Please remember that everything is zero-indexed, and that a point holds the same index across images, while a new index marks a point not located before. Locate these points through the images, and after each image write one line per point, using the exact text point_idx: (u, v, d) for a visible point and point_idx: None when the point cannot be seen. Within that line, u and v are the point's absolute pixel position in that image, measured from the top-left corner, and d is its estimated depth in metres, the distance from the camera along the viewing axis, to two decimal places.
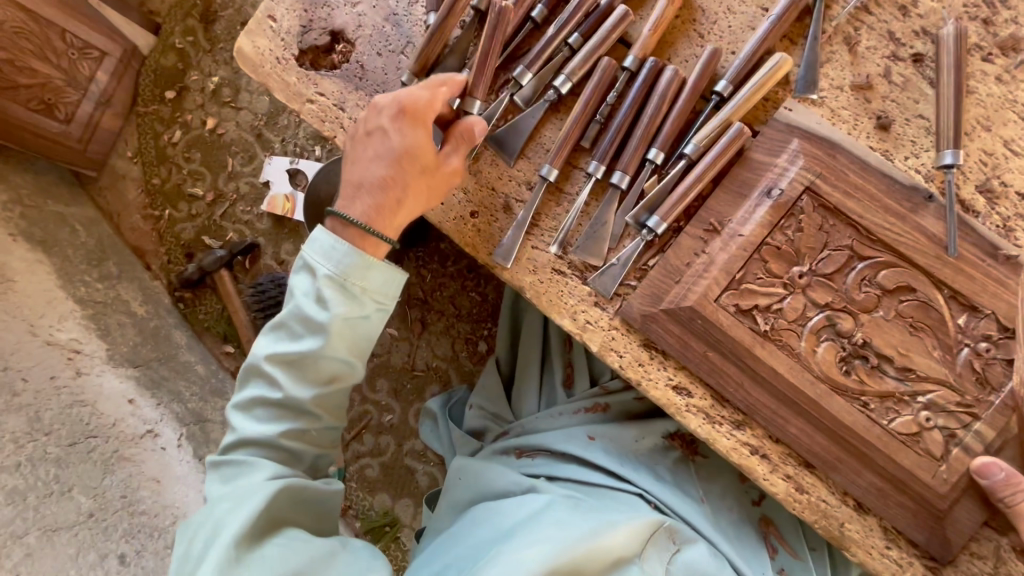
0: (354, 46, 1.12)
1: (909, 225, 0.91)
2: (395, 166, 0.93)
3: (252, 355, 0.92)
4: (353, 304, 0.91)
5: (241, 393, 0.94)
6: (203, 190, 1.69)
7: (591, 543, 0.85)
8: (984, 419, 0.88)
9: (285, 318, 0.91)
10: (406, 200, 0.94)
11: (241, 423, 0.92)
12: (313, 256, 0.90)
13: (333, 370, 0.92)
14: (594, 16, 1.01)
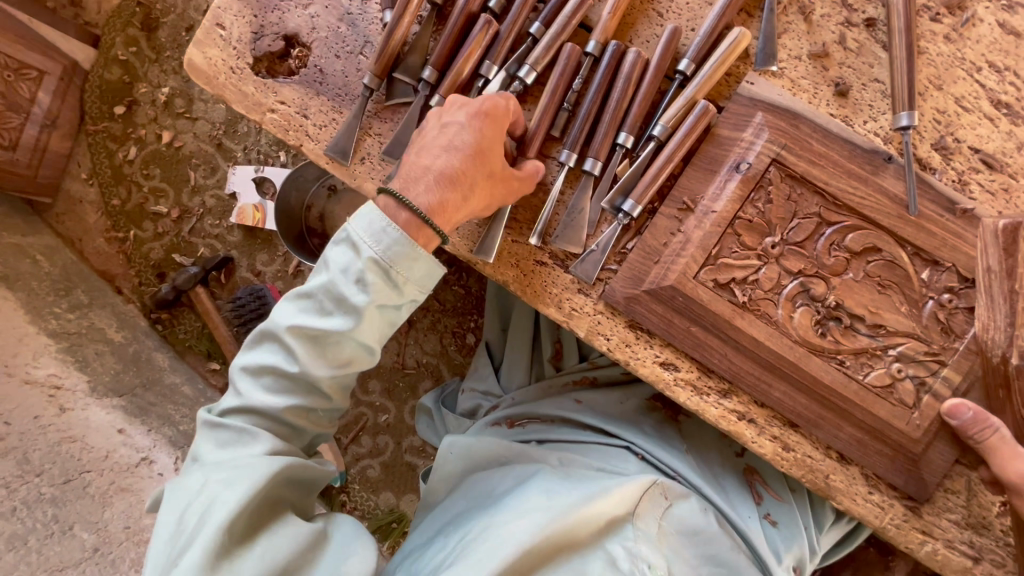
0: (310, 49, 1.09)
1: (871, 188, 0.95)
2: (466, 164, 0.91)
3: (274, 321, 0.89)
4: (391, 291, 0.88)
5: (247, 356, 0.93)
6: (167, 207, 1.64)
7: (583, 511, 0.88)
8: (951, 365, 0.93)
9: (316, 290, 0.87)
10: (469, 200, 0.92)
11: (242, 387, 0.91)
12: (359, 233, 0.86)
13: (354, 354, 0.90)
14: (554, 3, 1.00)
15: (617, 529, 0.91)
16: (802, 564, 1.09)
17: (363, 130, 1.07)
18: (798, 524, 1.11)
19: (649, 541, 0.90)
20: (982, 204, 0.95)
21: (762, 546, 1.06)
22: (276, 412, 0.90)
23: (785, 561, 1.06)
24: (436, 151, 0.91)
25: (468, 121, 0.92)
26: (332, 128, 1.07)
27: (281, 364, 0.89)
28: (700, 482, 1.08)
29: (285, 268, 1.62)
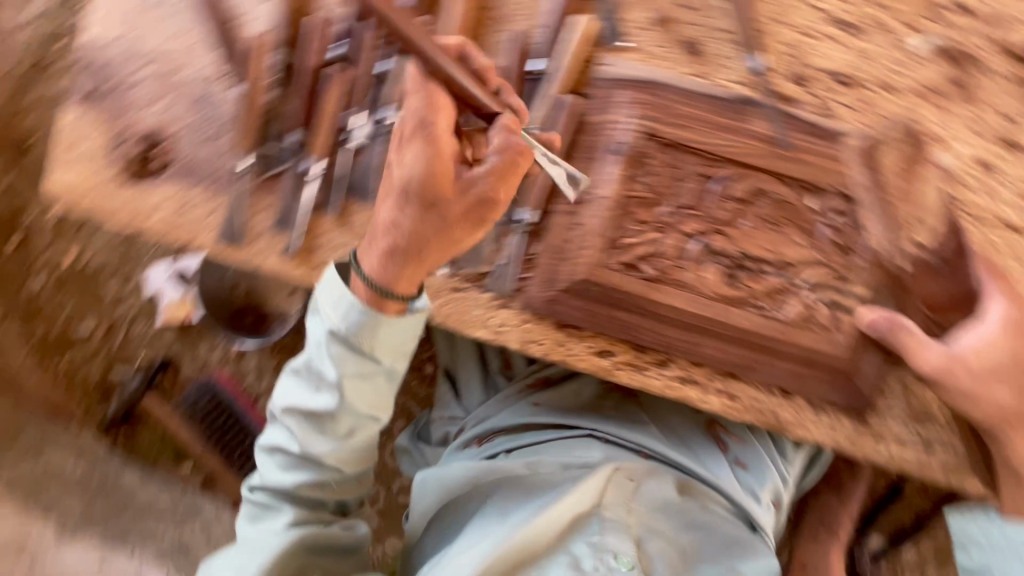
0: (173, 144, 1.05)
1: (742, 136, 0.97)
2: (423, 200, 0.82)
3: (276, 400, 0.97)
4: (367, 361, 0.90)
5: (264, 435, 1.02)
6: (93, 325, 1.60)
7: (535, 524, 0.94)
8: (859, 282, 0.97)
9: (304, 367, 0.93)
10: (449, 233, 0.85)
11: (261, 464, 1.01)
12: (325, 307, 0.89)
13: (346, 427, 0.94)
14: (396, 36, 0.99)
15: (582, 527, 0.97)
16: (780, 493, 1.23)
17: (249, 210, 1.05)
18: (766, 461, 1.24)
19: (618, 529, 0.97)
20: (847, 121, 0.97)
21: (735, 493, 1.18)
22: (286, 488, 0.97)
23: (763, 497, 1.20)
24: (387, 194, 0.86)
25: (402, 147, 0.83)
26: (217, 216, 1.05)
27: (286, 443, 0.96)
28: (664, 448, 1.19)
29: (228, 352, 1.60)
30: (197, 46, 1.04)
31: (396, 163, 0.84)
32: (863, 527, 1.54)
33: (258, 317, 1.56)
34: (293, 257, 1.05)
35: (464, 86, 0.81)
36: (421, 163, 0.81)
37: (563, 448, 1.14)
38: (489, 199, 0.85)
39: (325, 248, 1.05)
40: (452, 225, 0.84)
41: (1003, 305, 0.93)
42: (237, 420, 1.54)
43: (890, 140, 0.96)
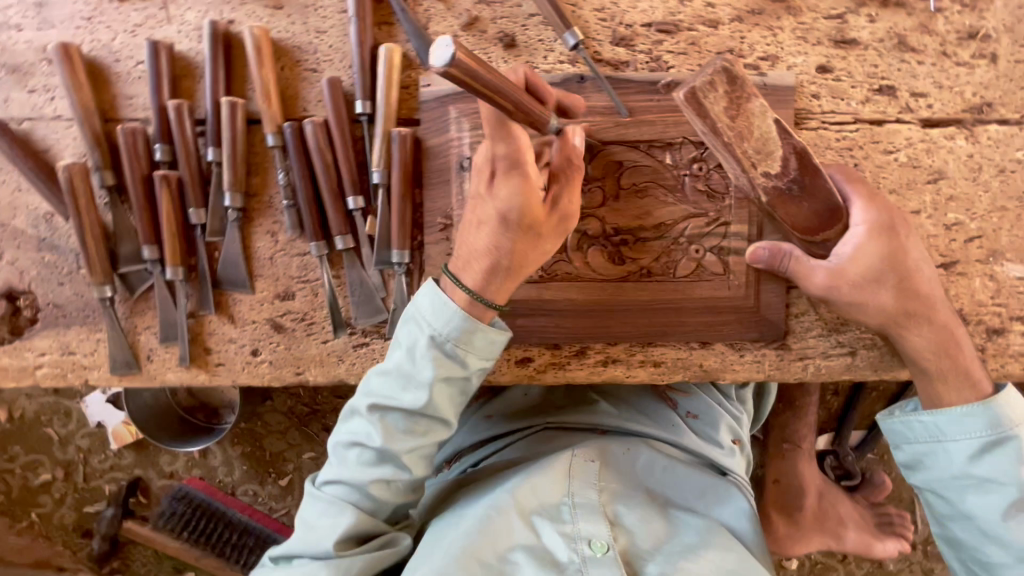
0: (33, 292, 1.03)
1: (581, 115, 0.95)
2: (502, 226, 0.80)
3: (366, 387, 0.86)
4: (453, 364, 0.83)
5: (339, 429, 0.89)
6: (48, 472, 1.58)
7: (500, 522, 0.95)
8: (734, 221, 0.97)
9: (395, 365, 0.84)
10: (529, 254, 0.83)
11: (337, 458, 0.88)
12: (420, 312, 0.83)
13: (433, 430, 0.86)
14: (211, 121, 0.95)
15: (551, 515, 0.98)
16: (738, 432, 1.28)
17: (131, 333, 1.03)
18: (712, 404, 1.27)
19: (590, 512, 0.98)
20: (681, 68, 0.97)
21: (695, 444, 1.19)
22: (359, 485, 0.85)
23: (723, 441, 1.23)
24: (479, 225, 0.82)
25: (492, 182, 0.78)
26: (101, 349, 1.03)
27: (365, 437, 0.85)
28: (618, 417, 1.19)
29: (190, 456, 1.58)
30: (22, 189, 1.00)
31: (488, 197, 0.79)
32: (841, 427, 1.57)
33: (210, 410, 1.52)
34: (190, 365, 1.03)
35: (527, 111, 0.71)
36: (520, 199, 0.78)
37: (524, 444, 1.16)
38: (569, 213, 0.83)
39: (219, 346, 1.03)
40: (543, 240, 0.82)
41: (875, 207, 0.91)
42: (220, 515, 1.51)
43: (735, 72, 0.86)
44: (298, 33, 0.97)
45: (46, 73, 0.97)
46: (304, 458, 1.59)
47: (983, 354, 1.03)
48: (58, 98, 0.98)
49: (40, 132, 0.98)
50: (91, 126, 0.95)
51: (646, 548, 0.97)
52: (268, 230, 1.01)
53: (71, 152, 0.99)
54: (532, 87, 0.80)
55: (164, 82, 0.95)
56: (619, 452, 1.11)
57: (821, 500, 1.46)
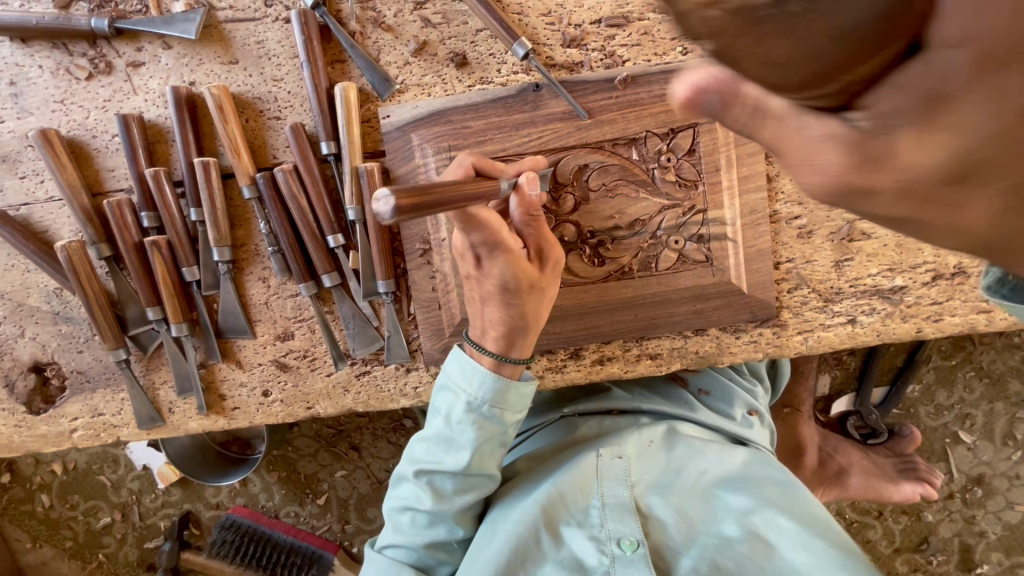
0: (57, 362, 1.09)
1: (541, 123, 0.95)
2: (504, 299, 0.87)
3: (412, 455, 0.94)
4: (492, 423, 0.89)
5: (391, 496, 0.97)
6: (107, 516, 1.69)
7: (528, 538, 0.91)
8: (709, 207, 0.97)
9: (436, 432, 0.91)
10: (538, 309, 0.90)
11: (391, 523, 0.95)
12: (455, 379, 0.90)
13: (479, 485, 0.93)
14: (188, 182, 0.99)
15: (579, 521, 0.93)
16: (752, 403, 1.19)
17: (151, 389, 1.09)
18: (725, 379, 1.21)
19: (620, 511, 0.92)
20: (636, 61, 0.96)
21: (711, 419, 1.13)
22: (415, 547, 0.93)
23: (735, 415, 1.16)
24: (485, 300, 0.89)
25: (482, 263, 0.84)
26: (127, 407, 1.10)
27: (416, 501, 0.92)
28: (632, 400, 1.14)
29: (232, 486, 1.68)
30: (32, 269, 1.07)
31: (483, 277, 0.86)
32: (861, 386, 1.54)
33: (244, 441, 1.61)
34: (207, 413, 1.09)
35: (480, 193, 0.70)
36: (512, 268, 0.83)
37: (549, 439, 1.12)
38: (558, 256, 0.90)
39: (231, 392, 1.09)
40: (546, 289, 0.89)
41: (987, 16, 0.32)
42: (267, 538, 1.57)
43: None
44: (256, 85, 1.00)
45: (32, 159, 1.03)
46: (336, 476, 1.66)
47: (988, 305, 1.01)
48: (47, 180, 1.04)
49: (36, 215, 1.04)
50: (81, 204, 1.00)
51: (682, 542, 0.91)
52: (260, 276, 1.05)
53: (68, 229, 1.04)
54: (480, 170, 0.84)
55: (139, 151, 0.99)
56: (646, 442, 1.03)
57: (846, 462, 1.45)
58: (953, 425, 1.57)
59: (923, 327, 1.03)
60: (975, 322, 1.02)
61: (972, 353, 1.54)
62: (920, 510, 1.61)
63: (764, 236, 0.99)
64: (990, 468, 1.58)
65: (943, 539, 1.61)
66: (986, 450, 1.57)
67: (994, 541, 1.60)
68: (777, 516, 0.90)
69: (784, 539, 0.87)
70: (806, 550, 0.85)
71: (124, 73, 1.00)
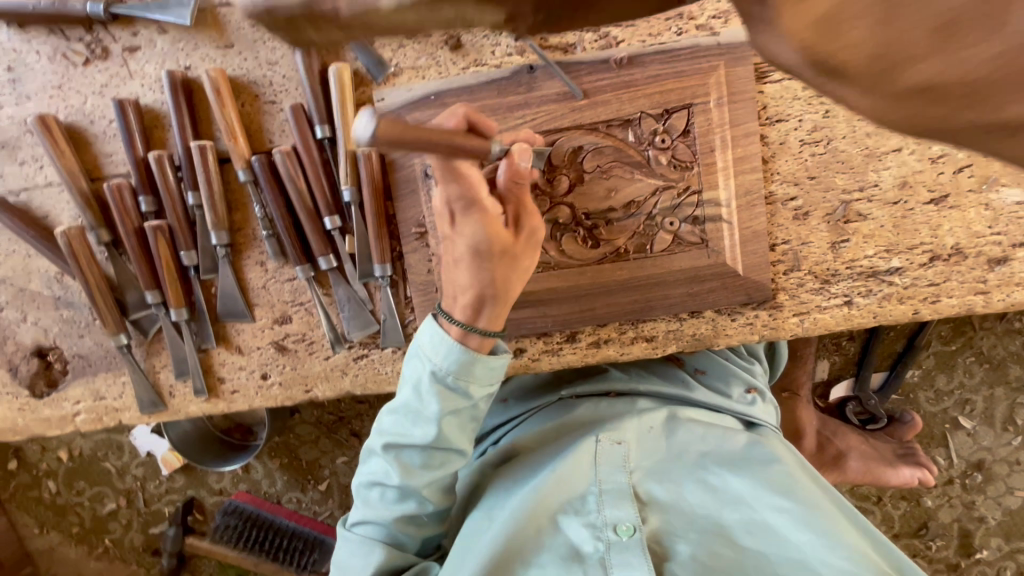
0: (59, 347, 1.11)
1: (536, 105, 0.95)
2: (473, 262, 0.86)
3: (381, 428, 0.95)
4: (460, 395, 0.89)
5: (361, 470, 0.98)
6: (113, 502, 1.71)
7: (525, 522, 0.90)
8: (705, 187, 0.97)
9: (403, 402, 0.91)
10: (511, 280, 0.89)
11: (364, 499, 0.96)
12: (423, 350, 0.89)
13: (448, 460, 0.92)
14: (184, 166, 1.00)
15: (577, 508, 0.92)
16: (751, 381, 1.19)
17: (151, 372, 1.11)
18: (722, 360, 1.22)
19: (618, 496, 0.91)
20: (630, 41, 0.96)
21: (708, 397, 1.14)
22: (385, 523, 0.93)
23: (734, 393, 1.17)
24: (456, 262, 0.89)
25: (456, 221, 0.85)
26: (128, 390, 1.11)
27: (385, 476, 0.92)
28: (630, 381, 1.16)
29: (235, 472, 1.69)
30: (33, 254, 1.08)
31: (455, 235, 0.87)
32: (860, 371, 1.54)
33: (245, 428, 1.63)
34: (207, 396, 1.10)
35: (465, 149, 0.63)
36: (484, 231, 0.85)
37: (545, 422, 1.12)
38: (535, 230, 0.89)
39: (230, 375, 1.10)
40: (519, 259, 0.88)
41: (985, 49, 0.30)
42: (269, 523, 1.59)
43: None
44: (252, 69, 1.00)
45: (31, 144, 1.04)
46: (337, 462, 1.68)
47: (986, 286, 1.01)
48: (47, 166, 1.04)
49: (37, 201, 1.05)
50: (80, 189, 1.01)
51: (681, 527, 0.89)
52: (257, 260, 1.06)
53: (68, 215, 1.05)
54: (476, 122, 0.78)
55: (136, 135, 0.99)
56: (645, 428, 1.03)
57: (845, 447, 1.45)
58: (953, 411, 1.57)
59: (920, 308, 1.02)
60: (973, 303, 1.02)
61: (972, 338, 1.53)
62: (919, 496, 1.61)
63: (760, 218, 0.99)
64: (990, 453, 1.58)
65: (943, 524, 1.61)
66: (986, 436, 1.57)
67: (993, 526, 1.60)
68: (778, 499, 0.88)
69: (786, 524, 0.86)
70: (809, 535, 0.84)
71: (121, 58, 1.01)
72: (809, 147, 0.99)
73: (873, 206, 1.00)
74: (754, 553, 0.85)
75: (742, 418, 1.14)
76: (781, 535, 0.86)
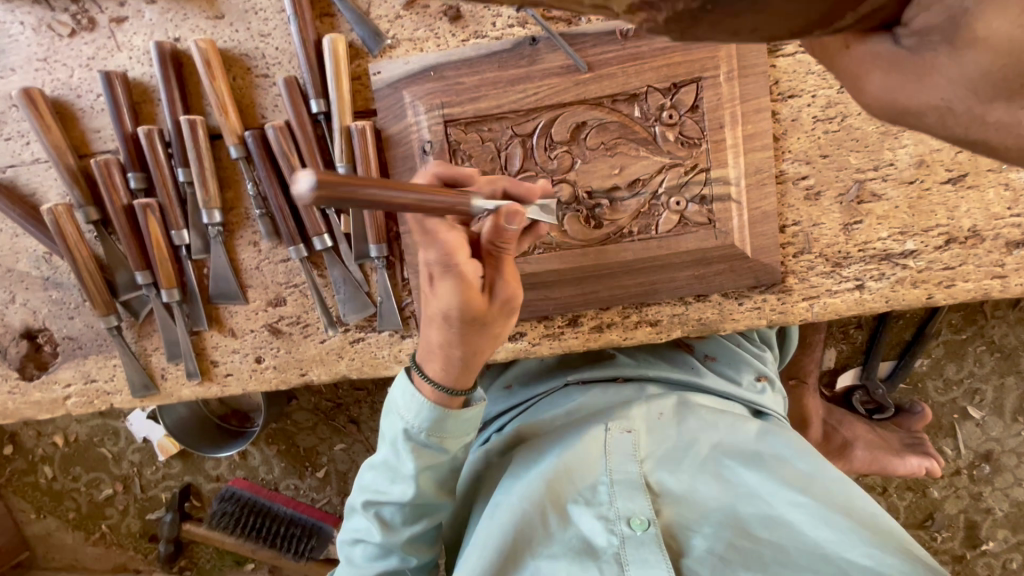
0: (49, 329, 1.08)
1: (538, 78, 0.91)
2: (447, 326, 0.80)
3: (360, 484, 0.95)
4: (434, 451, 0.89)
5: (344, 527, 0.97)
6: (109, 488, 1.70)
7: (533, 514, 0.88)
8: (713, 165, 0.93)
9: (380, 460, 0.91)
10: (482, 346, 0.83)
11: (347, 556, 0.95)
12: (396, 408, 0.89)
13: (429, 513, 0.93)
14: (174, 141, 0.96)
15: (587, 499, 0.89)
16: (762, 369, 1.19)
17: (143, 355, 1.08)
18: (733, 346, 1.20)
19: (630, 487, 0.88)
20: None
21: (718, 384, 1.12)
22: None
23: (744, 380, 1.15)
24: (432, 320, 0.83)
25: (432, 284, 0.79)
26: (119, 373, 1.09)
27: (366, 533, 0.92)
28: (639, 367, 1.14)
29: (232, 458, 1.68)
30: (20, 233, 1.05)
31: (432, 295, 0.80)
32: (868, 360, 1.51)
33: (243, 415, 1.60)
34: (199, 379, 1.08)
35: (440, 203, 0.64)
36: (459, 298, 0.77)
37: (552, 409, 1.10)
38: (511, 296, 0.81)
39: (224, 358, 1.07)
40: (491, 324, 0.81)
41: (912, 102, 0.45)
42: (266, 510, 1.57)
43: None
44: (244, 40, 0.97)
45: (17, 119, 1.01)
46: (335, 449, 1.66)
47: (1004, 270, 0.98)
48: (33, 142, 1.01)
49: (23, 178, 1.02)
50: (67, 165, 0.97)
51: (694, 519, 0.86)
52: (250, 240, 1.03)
53: (56, 193, 1.02)
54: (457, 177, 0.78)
55: (123, 109, 0.96)
56: (654, 416, 1.01)
57: (852, 436, 1.42)
58: (962, 401, 1.54)
59: (935, 293, 0.99)
60: (990, 287, 0.98)
61: (984, 326, 1.49)
62: (926, 486, 1.59)
63: (770, 197, 0.95)
64: (998, 444, 1.55)
65: (949, 515, 1.59)
66: (995, 426, 1.54)
67: (1000, 518, 1.57)
68: (795, 494, 0.85)
69: (804, 518, 0.82)
70: (830, 530, 0.80)
71: (108, 29, 0.97)
72: (822, 124, 0.95)
73: (887, 185, 0.97)
74: (771, 547, 0.81)
75: (751, 406, 1.12)
76: (799, 530, 0.82)
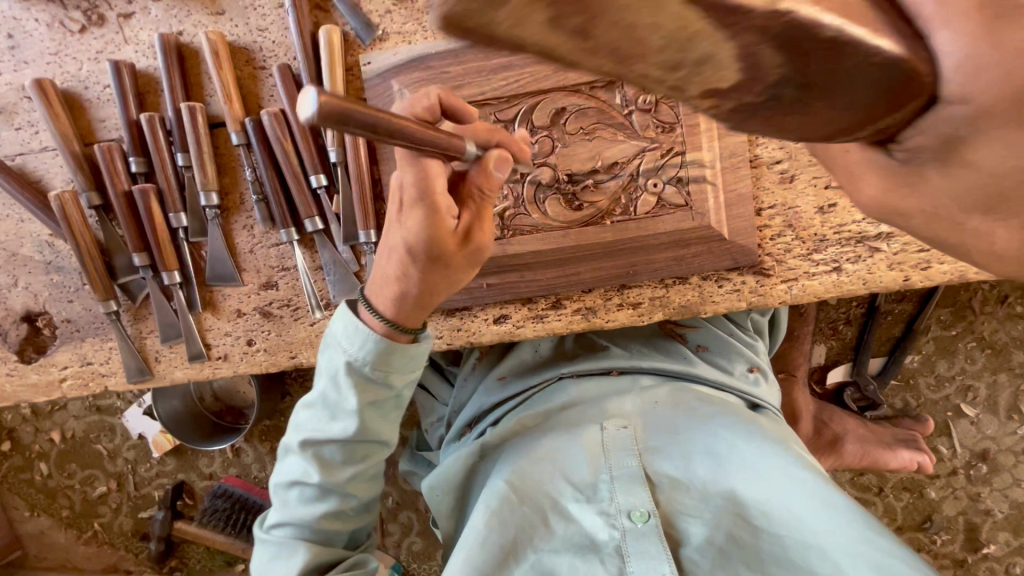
0: (48, 312, 1.12)
1: (519, 66, 0.96)
2: (405, 261, 0.79)
3: (293, 422, 0.93)
4: (379, 387, 0.88)
5: (280, 470, 0.94)
6: (103, 485, 1.71)
7: (531, 512, 0.86)
8: (688, 148, 0.97)
9: (316, 399, 0.89)
10: (431, 291, 0.82)
11: (282, 500, 0.92)
12: (340, 343, 0.87)
13: (371, 452, 0.93)
14: (175, 127, 1.01)
15: (587, 496, 0.87)
16: (753, 359, 1.18)
17: (138, 339, 1.11)
18: (726, 337, 1.20)
19: (629, 481, 0.87)
20: None
21: (710, 374, 1.12)
22: (309, 522, 0.90)
23: (736, 370, 1.15)
24: (392, 250, 0.81)
25: (402, 211, 0.76)
26: (114, 356, 1.11)
27: (302, 474, 0.89)
28: (631, 358, 1.12)
29: (225, 455, 1.68)
30: (27, 219, 1.10)
31: (398, 223, 0.78)
32: (858, 355, 1.51)
33: (237, 411, 1.62)
34: (193, 362, 1.10)
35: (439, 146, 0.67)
36: (423, 230, 0.75)
37: (545, 400, 1.08)
38: (481, 247, 0.81)
39: (216, 341, 1.10)
40: (452, 268, 0.80)
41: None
42: (258, 508, 1.58)
43: None
44: (243, 34, 1.03)
45: (27, 110, 1.06)
46: None
47: None
48: (42, 132, 1.07)
49: (30, 164, 1.07)
50: (72, 151, 1.02)
51: (694, 506, 0.84)
52: (245, 224, 1.07)
53: (61, 179, 1.07)
54: (449, 107, 0.79)
55: (130, 98, 1.02)
56: (650, 404, 1.01)
57: (843, 430, 1.44)
58: (956, 398, 1.53)
59: (911, 275, 1.01)
60: (965, 269, 1.00)
61: (974, 322, 1.49)
62: (923, 487, 1.56)
63: (744, 180, 0.98)
64: (994, 443, 1.53)
65: (948, 517, 1.56)
66: (990, 424, 1.53)
67: (1001, 520, 1.54)
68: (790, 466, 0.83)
69: (801, 502, 0.78)
70: (826, 508, 0.77)
71: (117, 25, 1.03)
72: None
73: None
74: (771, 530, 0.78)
75: (747, 399, 1.12)
76: (797, 511, 0.78)
